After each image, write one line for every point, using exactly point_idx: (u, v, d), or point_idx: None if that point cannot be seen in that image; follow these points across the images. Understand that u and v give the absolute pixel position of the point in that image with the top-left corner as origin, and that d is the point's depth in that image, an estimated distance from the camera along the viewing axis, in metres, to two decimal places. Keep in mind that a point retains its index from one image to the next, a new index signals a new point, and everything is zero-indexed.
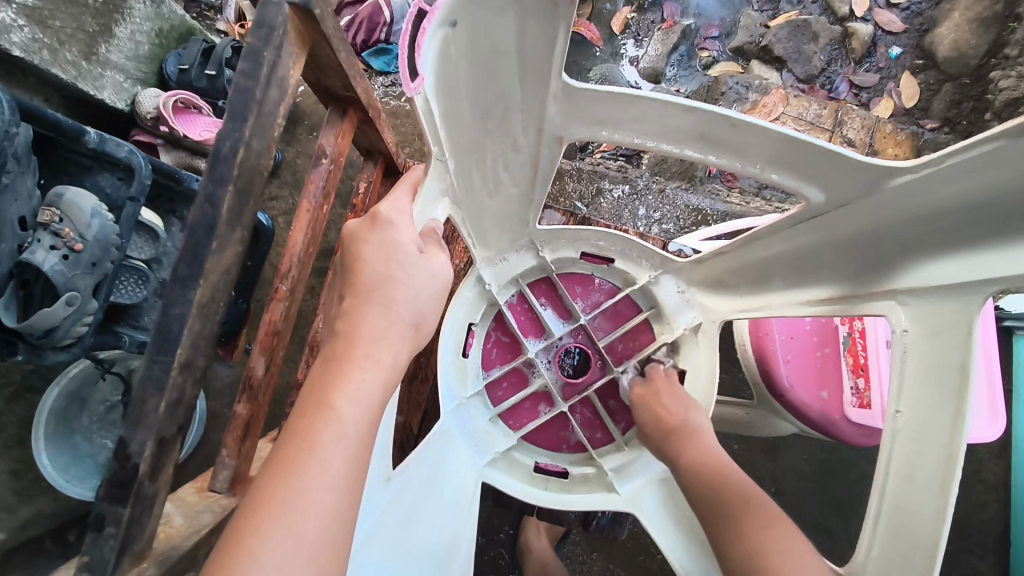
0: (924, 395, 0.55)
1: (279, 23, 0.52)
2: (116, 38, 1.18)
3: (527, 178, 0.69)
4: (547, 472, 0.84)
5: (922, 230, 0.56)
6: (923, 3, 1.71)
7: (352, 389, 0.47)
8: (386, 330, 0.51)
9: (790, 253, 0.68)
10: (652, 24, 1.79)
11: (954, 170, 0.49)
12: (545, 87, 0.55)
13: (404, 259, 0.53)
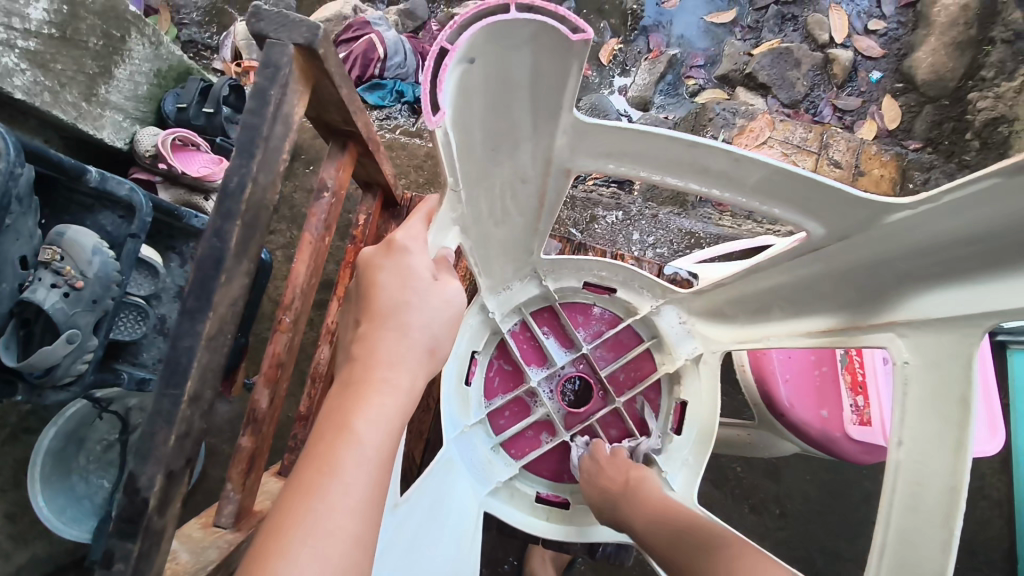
0: (926, 423, 0.54)
1: (284, 63, 0.54)
2: (116, 79, 1.20)
3: (534, 210, 0.72)
4: (548, 503, 0.83)
5: (920, 264, 0.56)
6: (900, 29, 1.78)
7: (370, 413, 0.47)
8: (402, 356, 0.52)
9: (790, 284, 0.68)
10: (639, 54, 1.84)
11: (951, 207, 0.49)
12: (555, 121, 0.57)
13: (418, 285, 0.54)
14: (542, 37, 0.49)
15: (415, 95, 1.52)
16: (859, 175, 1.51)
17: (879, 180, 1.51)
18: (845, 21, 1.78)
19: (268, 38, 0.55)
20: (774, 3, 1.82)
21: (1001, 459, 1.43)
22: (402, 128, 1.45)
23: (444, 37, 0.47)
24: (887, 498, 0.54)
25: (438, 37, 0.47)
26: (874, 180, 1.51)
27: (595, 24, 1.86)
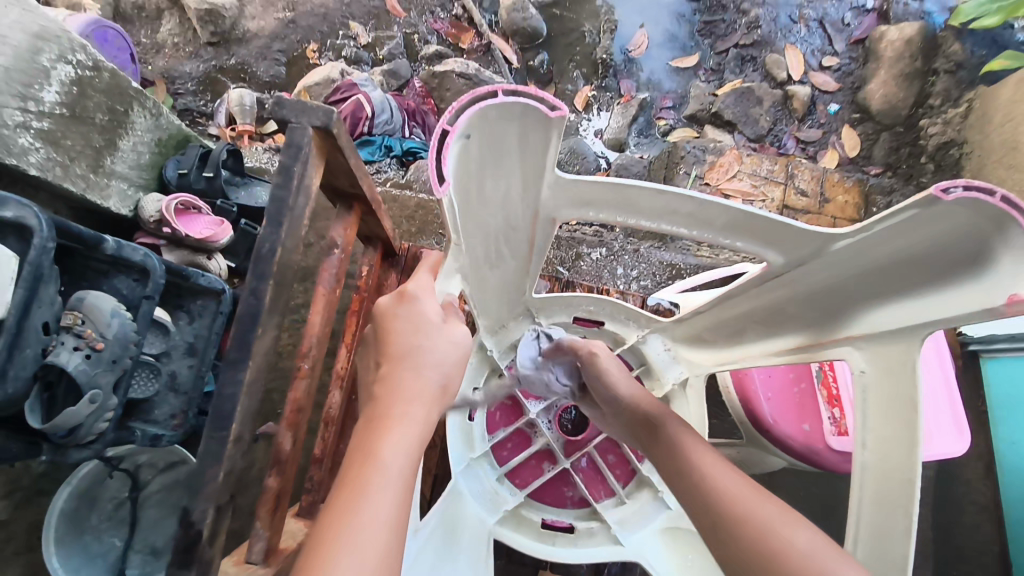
0: (885, 425, 0.60)
1: (305, 143, 0.60)
2: (121, 150, 1.27)
3: (524, 253, 0.79)
4: (554, 528, 0.87)
5: (867, 285, 0.62)
6: (852, 64, 1.90)
7: (393, 442, 0.53)
8: (418, 391, 0.57)
9: (758, 309, 0.75)
10: (612, 99, 1.95)
11: (884, 234, 0.56)
12: (540, 179, 0.64)
13: (428, 329, 0.60)
14: (527, 115, 0.56)
15: (402, 148, 1.62)
16: (825, 202, 1.60)
17: (843, 206, 1.61)
18: (801, 60, 1.91)
19: (289, 122, 0.61)
20: (734, 46, 1.95)
21: (982, 463, 1.50)
22: (392, 180, 1.53)
23: (445, 121, 0.54)
24: (858, 494, 0.60)
25: (440, 120, 0.54)
26: (839, 206, 1.60)
27: (568, 74, 1.97)
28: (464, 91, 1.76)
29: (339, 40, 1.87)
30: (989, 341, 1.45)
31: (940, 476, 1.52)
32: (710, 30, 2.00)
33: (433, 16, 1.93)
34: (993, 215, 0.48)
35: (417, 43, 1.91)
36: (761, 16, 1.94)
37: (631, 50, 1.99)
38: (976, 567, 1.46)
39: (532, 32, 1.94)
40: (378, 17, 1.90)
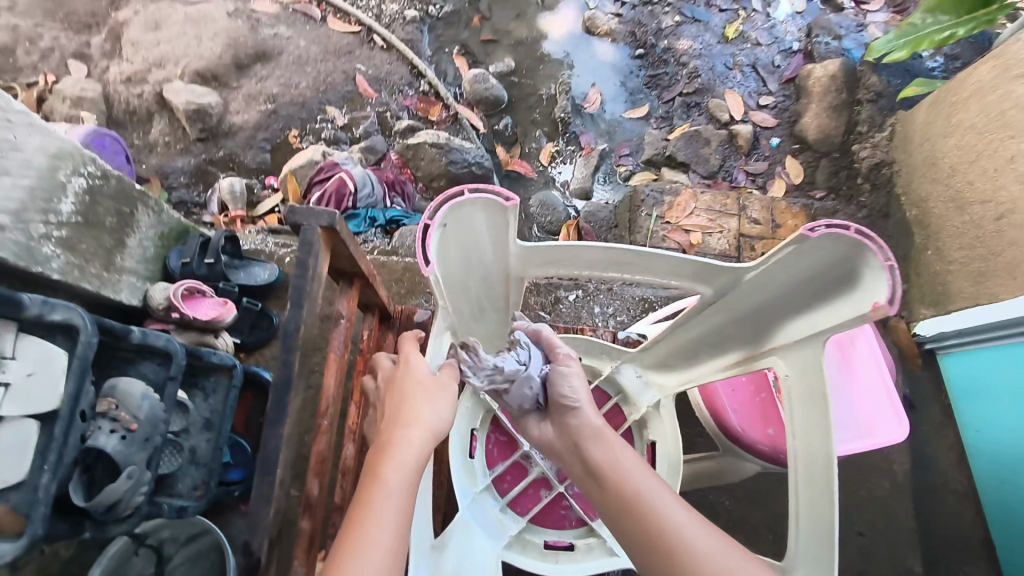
0: (808, 416, 0.72)
1: (315, 241, 0.72)
2: (129, 248, 1.39)
3: (501, 306, 0.91)
4: (555, 548, 0.96)
5: (782, 305, 0.75)
6: (786, 101, 2.09)
7: (397, 465, 0.63)
8: (416, 424, 0.68)
9: (704, 334, 0.87)
10: (574, 152, 2.11)
11: (781, 264, 0.69)
12: (507, 248, 0.77)
13: (422, 381, 0.73)
14: (490, 204, 0.69)
15: (386, 218, 1.76)
16: (777, 227, 1.75)
17: (794, 229, 1.76)
18: (740, 102, 2.09)
19: (301, 224, 0.72)
20: (678, 95, 2.14)
21: (955, 453, 1.60)
22: (379, 248, 1.67)
23: (426, 217, 0.67)
24: (794, 475, 0.71)
25: (422, 216, 0.67)
26: (790, 230, 1.75)
27: (531, 134, 2.14)
28: (437, 158, 1.91)
29: (318, 124, 2.03)
30: (940, 339, 1.59)
31: (918, 469, 1.62)
32: (655, 82, 2.18)
33: (402, 94, 2.11)
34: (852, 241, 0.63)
35: (389, 120, 2.07)
36: (700, 67, 2.14)
37: (586, 106, 2.16)
38: (963, 552, 1.55)
39: (495, 100, 2.12)
40: (352, 100, 2.07)
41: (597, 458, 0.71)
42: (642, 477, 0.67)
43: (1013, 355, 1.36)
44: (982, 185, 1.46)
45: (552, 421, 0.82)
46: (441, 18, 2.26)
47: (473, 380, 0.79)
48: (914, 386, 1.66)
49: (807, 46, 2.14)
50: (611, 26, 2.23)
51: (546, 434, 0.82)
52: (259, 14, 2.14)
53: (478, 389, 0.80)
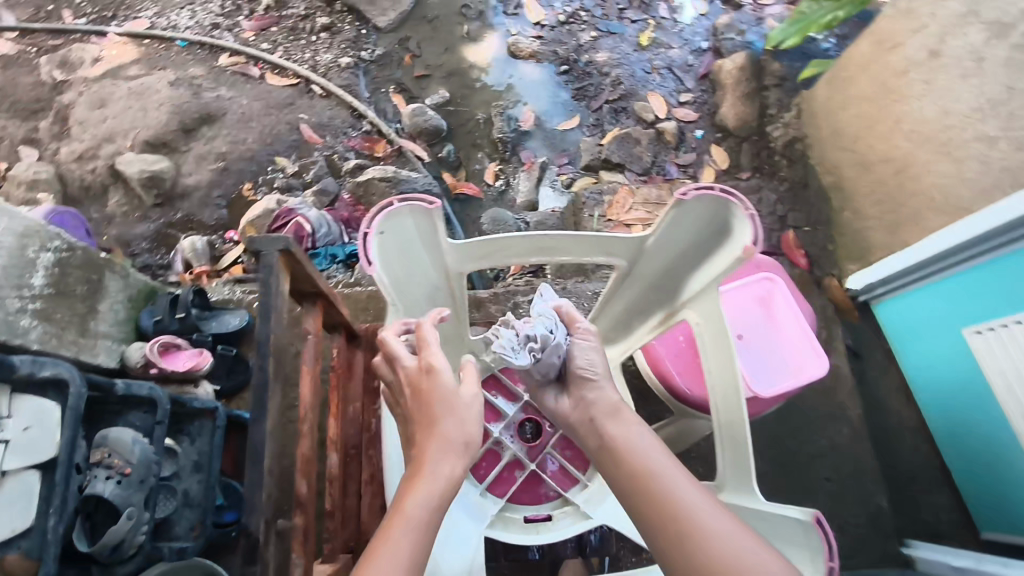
0: (719, 358, 0.87)
1: (274, 262, 0.80)
2: (101, 312, 1.45)
3: (449, 306, 1.00)
4: (535, 521, 1.05)
5: (682, 263, 0.88)
6: (705, 95, 2.24)
7: (417, 495, 0.70)
8: (440, 449, 0.75)
9: (629, 303, 0.99)
10: (516, 168, 2.24)
11: (671, 225, 0.82)
12: (441, 248, 0.87)
13: (447, 398, 0.79)
14: (416, 208, 0.79)
15: (346, 253, 1.86)
16: None
17: None
18: (663, 102, 2.25)
19: (260, 249, 0.80)
20: (605, 103, 2.28)
21: (902, 392, 1.73)
22: (343, 282, 1.75)
23: (362, 227, 0.75)
24: (715, 411, 0.89)
25: (360, 227, 0.76)
26: None
27: (474, 156, 2.26)
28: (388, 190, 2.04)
29: (270, 175, 2.11)
30: (870, 288, 1.73)
31: (873, 410, 1.74)
32: (582, 94, 2.32)
33: (346, 136, 2.22)
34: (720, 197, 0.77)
35: (338, 161, 2.17)
36: (621, 75, 2.31)
37: (521, 125, 2.29)
38: (922, 480, 1.67)
39: (435, 129, 2.23)
40: (299, 148, 2.17)
41: (617, 441, 0.81)
42: (659, 459, 0.78)
43: (946, 290, 1.46)
44: (879, 147, 1.61)
45: (569, 393, 0.91)
46: (373, 61, 2.37)
47: (519, 360, 0.88)
48: (855, 337, 1.79)
49: (716, 44, 2.31)
50: (534, 48, 2.38)
51: (562, 405, 0.92)
52: (199, 79, 2.23)
53: (525, 367, 0.89)
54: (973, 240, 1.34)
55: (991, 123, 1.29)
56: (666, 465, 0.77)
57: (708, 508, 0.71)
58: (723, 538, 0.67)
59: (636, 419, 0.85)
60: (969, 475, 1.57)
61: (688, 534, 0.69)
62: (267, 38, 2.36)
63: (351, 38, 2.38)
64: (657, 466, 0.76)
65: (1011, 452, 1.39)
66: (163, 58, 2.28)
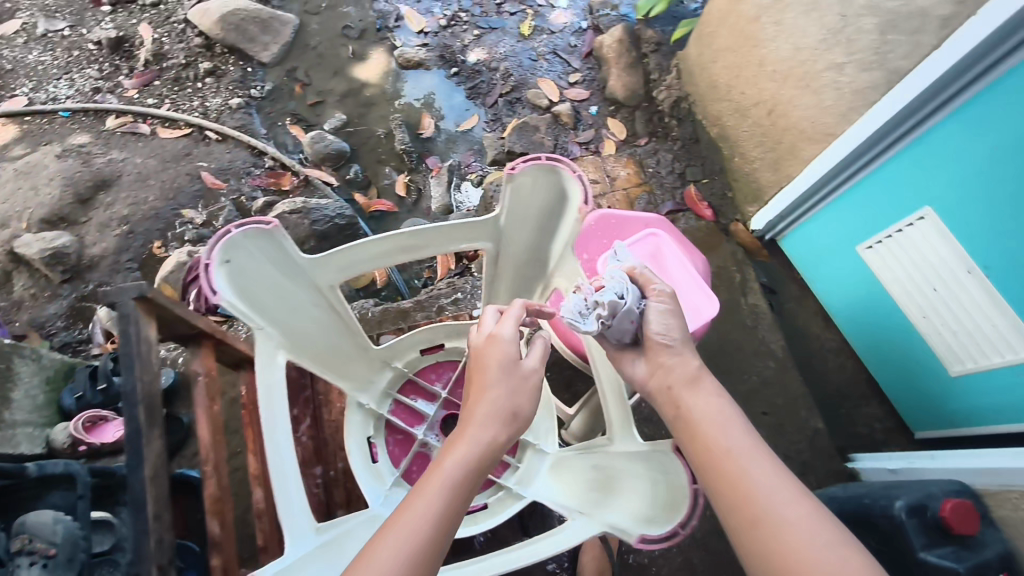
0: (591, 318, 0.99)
1: (131, 313, 0.82)
2: (15, 401, 1.42)
3: (337, 324, 0.94)
4: (473, 512, 1.06)
5: (540, 236, 0.94)
6: (593, 72, 2.30)
7: (456, 457, 0.76)
8: (487, 414, 0.80)
9: (511, 285, 1.05)
10: (426, 175, 2.25)
11: (514, 202, 0.87)
12: (298, 266, 0.82)
13: (501, 367, 0.84)
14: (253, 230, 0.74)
15: None
16: (613, 180, 1.98)
17: (627, 177, 1.99)
18: (554, 86, 2.29)
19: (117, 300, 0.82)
20: (499, 96, 2.31)
21: (821, 316, 1.82)
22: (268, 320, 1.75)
23: (201, 256, 0.69)
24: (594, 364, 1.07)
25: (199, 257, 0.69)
26: (624, 179, 1.98)
27: (382, 173, 2.26)
28: (301, 222, 2.02)
29: (178, 229, 2.08)
30: (769, 226, 1.82)
31: (799, 341, 1.81)
32: (476, 92, 2.35)
33: (250, 176, 2.19)
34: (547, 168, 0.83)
35: (246, 203, 2.15)
36: (510, 67, 2.34)
37: (421, 133, 2.31)
38: (854, 395, 1.75)
39: (337, 153, 2.23)
40: (203, 196, 2.14)
41: (696, 414, 0.84)
42: (737, 439, 0.79)
43: (846, 206, 1.52)
44: (750, 92, 1.69)
45: (644, 357, 0.95)
46: (264, 97, 2.36)
47: (587, 327, 0.92)
48: (769, 273, 1.87)
49: (594, 22, 2.39)
50: (421, 55, 2.40)
51: (639, 371, 0.96)
52: (87, 146, 2.18)
53: (593, 333, 0.93)
54: (850, 157, 1.43)
55: (835, 51, 1.39)
56: (744, 448, 0.78)
57: (781, 494, 0.73)
58: (795, 527, 0.70)
59: (716, 390, 0.86)
60: (895, 383, 1.66)
61: (759, 518, 0.72)
62: (152, 93, 2.31)
63: (237, 78, 2.35)
64: (737, 445, 0.79)
65: (921, 348, 1.49)
66: (46, 132, 2.22)
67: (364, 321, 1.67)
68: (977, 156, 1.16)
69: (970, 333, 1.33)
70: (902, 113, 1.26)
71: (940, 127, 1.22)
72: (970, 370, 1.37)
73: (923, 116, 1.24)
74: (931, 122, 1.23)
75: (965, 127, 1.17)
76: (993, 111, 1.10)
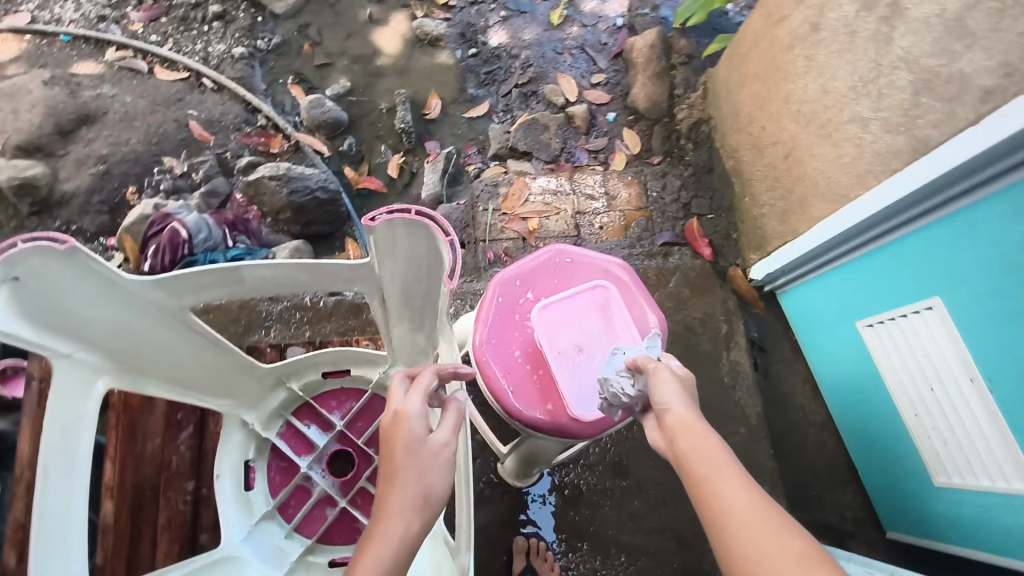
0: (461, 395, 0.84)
1: None
2: None
3: (192, 343, 0.88)
4: (342, 564, 0.97)
5: (423, 289, 0.84)
6: (617, 75, 2.12)
7: (371, 564, 0.63)
8: (402, 508, 0.67)
9: (406, 330, 0.95)
10: (422, 160, 2.10)
11: (384, 253, 0.77)
12: (128, 289, 0.75)
13: (413, 449, 0.71)
14: (54, 252, 0.65)
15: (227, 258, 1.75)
16: (612, 198, 1.83)
17: (627, 198, 1.83)
18: (574, 84, 2.11)
19: None
20: (514, 87, 2.15)
21: (809, 386, 1.65)
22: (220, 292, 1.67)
23: None
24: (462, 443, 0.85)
25: None
26: (625, 199, 1.83)
27: (376, 150, 2.12)
28: (278, 190, 1.89)
29: (156, 177, 1.99)
30: (769, 278, 1.66)
31: (780, 409, 1.64)
32: (491, 78, 2.18)
33: (240, 132, 2.09)
34: (409, 221, 0.72)
35: (230, 160, 2.05)
36: (530, 57, 2.17)
37: (425, 113, 2.15)
38: (832, 480, 1.58)
39: (334, 122, 2.11)
40: (188, 146, 2.05)
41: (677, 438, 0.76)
42: (734, 491, 0.67)
43: (852, 277, 1.35)
44: (770, 129, 1.53)
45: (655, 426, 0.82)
46: (271, 50, 2.24)
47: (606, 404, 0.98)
48: (761, 328, 1.71)
49: (630, 21, 2.21)
50: (440, 30, 2.24)
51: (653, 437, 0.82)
52: (80, 77, 2.11)
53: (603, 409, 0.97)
54: (859, 228, 1.27)
55: (862, 102, 1.21)
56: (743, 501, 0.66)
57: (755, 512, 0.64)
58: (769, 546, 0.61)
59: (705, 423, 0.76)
60: (872, 474, 1.51)
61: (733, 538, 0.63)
62: (157, 29, 2.22)
63: (246, 27, 2.24)
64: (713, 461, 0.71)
65: (906, 449, 1.33)
66: (45, 55, 2.15)
67: (314, 311, 1.56)
68: (990, 255, 0.99)
69: (960, 446, 1.16)
70: (917, 193, 1.10)
71: (954, 217, 1.06)
72: (955, 485, 1.20)
73: (940, 202, 1.08)
74: (946, 210, 1.07)
75: (996, 219, 0.98)
76: (1015, 210, 0.94)
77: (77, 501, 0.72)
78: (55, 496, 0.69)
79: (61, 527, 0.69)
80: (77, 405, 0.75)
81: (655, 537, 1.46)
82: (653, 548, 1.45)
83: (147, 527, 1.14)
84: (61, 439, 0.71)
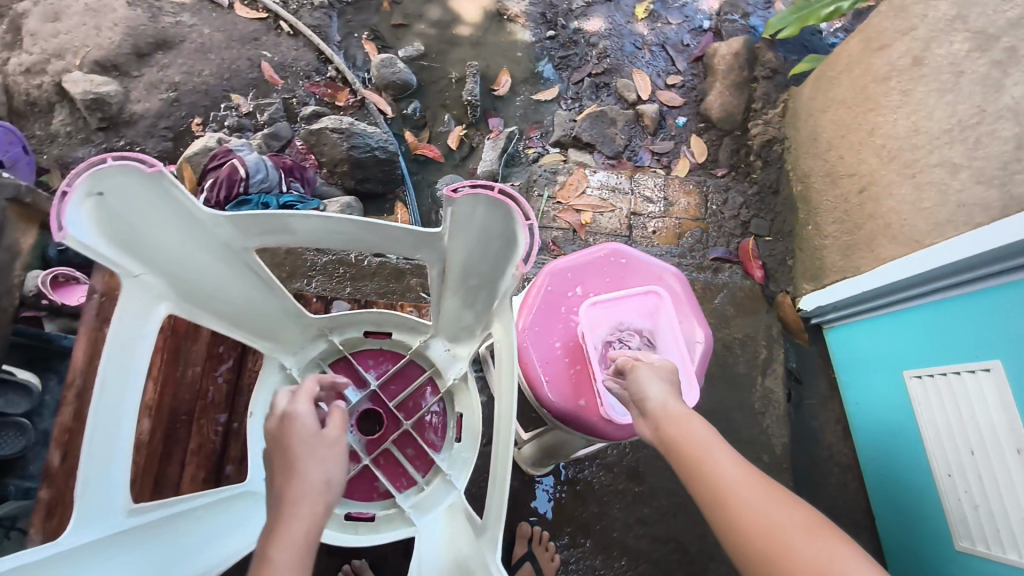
0: (504, 380, 0.84)
1: None
2: None
3: (248, 282, 0.89)
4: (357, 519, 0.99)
5: (486, 268, 0.83)
6: (694, 80, 2.08)
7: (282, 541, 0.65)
8: (304, 491, 0.71)
9: (457, 304, 0.96)
10: (484, 136, 2.08)
11: (458, 225, 0.77)
12: (199, 219, 0.76)
13: (305, 442, 0.76)
14: (137, 171, 0.67)
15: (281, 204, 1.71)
16: (669, 204, 1.79)
17: (685, 206, 1.79)
18: (648, 82, 2.07)
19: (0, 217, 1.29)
20: (588, 76, 2.11)
21: (840, 424, 1.61)
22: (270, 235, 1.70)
23: (63, 183, 0.61)
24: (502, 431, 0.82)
25: (62, 183, 0.62)
26: (682, 207, 1.79)
27: (440, 119, 2.11)
28: (339, 143, 1.89)
29: (222, 112, 2.02)
30: (819, 311, 1.62)
31: (807, 444, 1.61)
32: (565, 63, 2.15)
33: (309, 80, 2.10)
34: (493, 199, 0.71)
35: (295, 106, 2.06)
36: (608, 47, 2.14)
37: (494, 89, 2.13)
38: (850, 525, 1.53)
39: (402, 84, 2.10)
40: (257, 86, 2.07)
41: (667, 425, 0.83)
42: (731, 472, 0.76)
43: (904, 323, 1.31)
44: (849, 159, 1.48)
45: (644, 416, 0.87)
46: (351, 3, 2.25)
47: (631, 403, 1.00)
48: (801, 360, 1.67)
49: (716, 25, 2.16)
50: (522, 8, 2.21)
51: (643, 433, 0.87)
52: (162, 2, 2.13)
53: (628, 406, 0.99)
54: (920, 275, 1.23)
55: (955, 148, 1.17)
56: (745, 481, 0.75)
57: (753, 486, 0.74)
58: (771, 516, 0.71)
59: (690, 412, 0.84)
60: (888, 522, 1.47)
61: (738, 511, 0.72)
62: None
63: None
64: (706, 443, 0.79)
65: (932, 505, 1.29)
66: None
67: (358, 269, 1.57)
68: None
69: (992, 514, 1.11)
70: (992, 253, 1.06)
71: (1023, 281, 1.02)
72: (976, 552, 1.16)
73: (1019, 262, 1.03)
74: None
75: None
76: None
77: (126, 417, 0.75)
78: (108, 422, 0.71)
79: (108, 443, 0.71)
80: (137, 326, 0.76)
81: (659, 546, 1.45)
82: (656, 558, 1.44)
83: (177, 450, 1.17)
84: (122, 356, 0.73)
